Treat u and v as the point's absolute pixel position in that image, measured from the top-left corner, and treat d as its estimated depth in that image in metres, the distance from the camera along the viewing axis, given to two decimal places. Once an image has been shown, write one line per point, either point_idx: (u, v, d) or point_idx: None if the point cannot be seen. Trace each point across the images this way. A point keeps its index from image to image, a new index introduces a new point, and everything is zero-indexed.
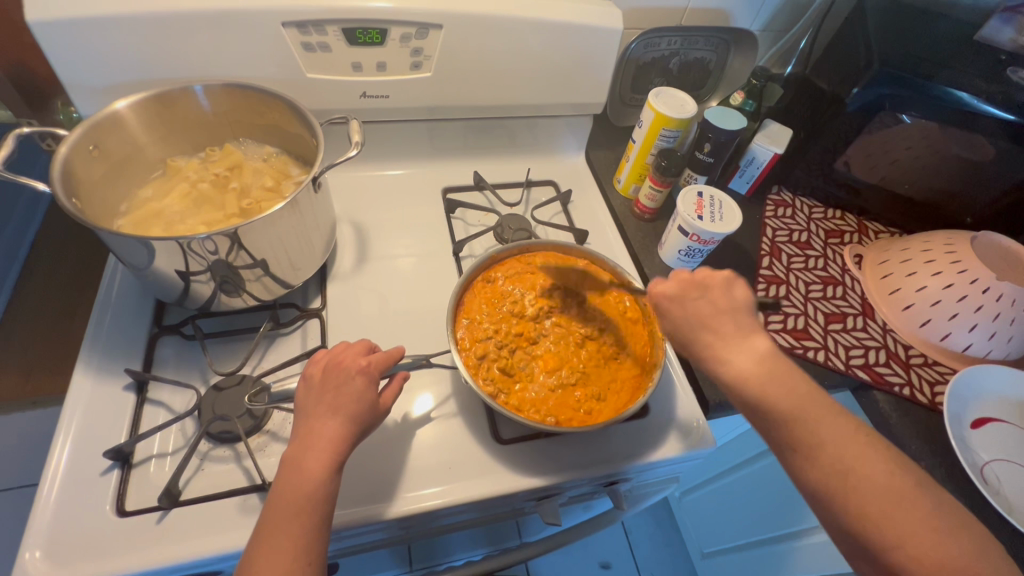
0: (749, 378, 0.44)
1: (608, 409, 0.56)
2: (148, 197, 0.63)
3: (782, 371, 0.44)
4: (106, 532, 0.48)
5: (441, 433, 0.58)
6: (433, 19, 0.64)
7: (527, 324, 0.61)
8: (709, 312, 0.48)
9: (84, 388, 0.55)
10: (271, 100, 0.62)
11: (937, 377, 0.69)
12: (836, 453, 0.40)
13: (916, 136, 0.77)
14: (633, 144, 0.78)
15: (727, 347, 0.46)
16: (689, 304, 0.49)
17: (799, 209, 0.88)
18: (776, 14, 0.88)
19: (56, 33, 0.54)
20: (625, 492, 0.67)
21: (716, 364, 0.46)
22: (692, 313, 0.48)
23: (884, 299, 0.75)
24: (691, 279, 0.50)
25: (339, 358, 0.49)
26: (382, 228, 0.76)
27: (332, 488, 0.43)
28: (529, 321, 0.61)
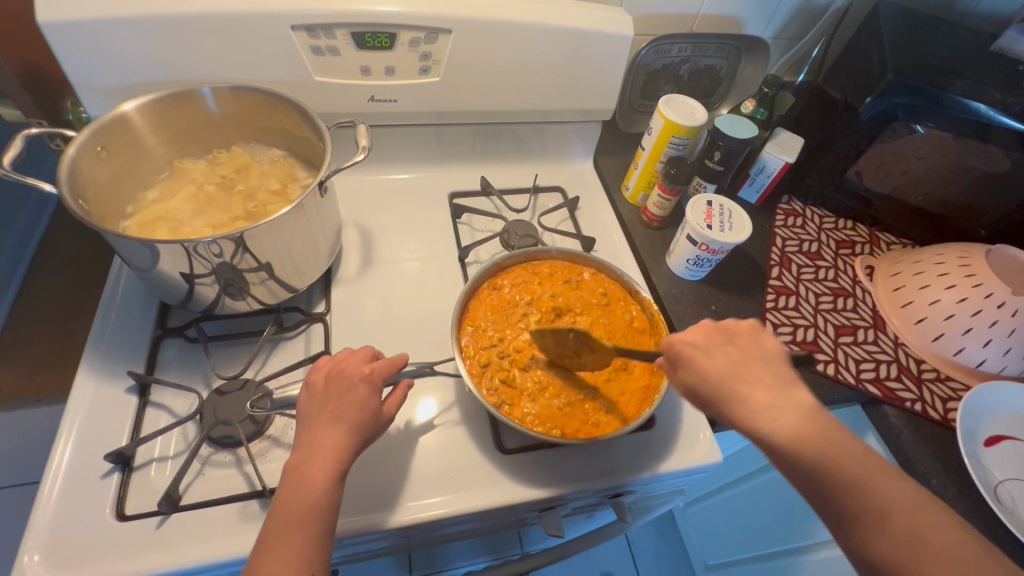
0: (792, 439, 0.40)
1: (615, 421, 0.55)
2: (155, 198, 0.63)
3: (820, 423, 0.41)
4: (105, 537, 0.47)
5: (444, 441, 0.57)
6: (443, 24, 0.64)
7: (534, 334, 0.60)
8: (739, 360, 0.45)
9: (86, 390, 0.55)
10: (279, 103, 0.62)
11: (950, 393, 0.68)
12: (882, 512, 0.38)
13: (930, 147, 0.75)
14: (642, 151, 0.77)
15: (764, 400, 0.42)
16: (718, 355, 0.46)
17: (810, 219, 0.87)
18: (788, 22, 0.87)
19: (65, 35, 0.54)
20: (629, 504, 0.66)
21: (753, 422, 0.42)
22: (721, 363, 0.45)
23: (896, 312, 0.74)
24: (715, 326, 0.48)
25: (342, 365, 0.48)
26: (388, 232, 0.75)
27: (335, 498, 0.43)
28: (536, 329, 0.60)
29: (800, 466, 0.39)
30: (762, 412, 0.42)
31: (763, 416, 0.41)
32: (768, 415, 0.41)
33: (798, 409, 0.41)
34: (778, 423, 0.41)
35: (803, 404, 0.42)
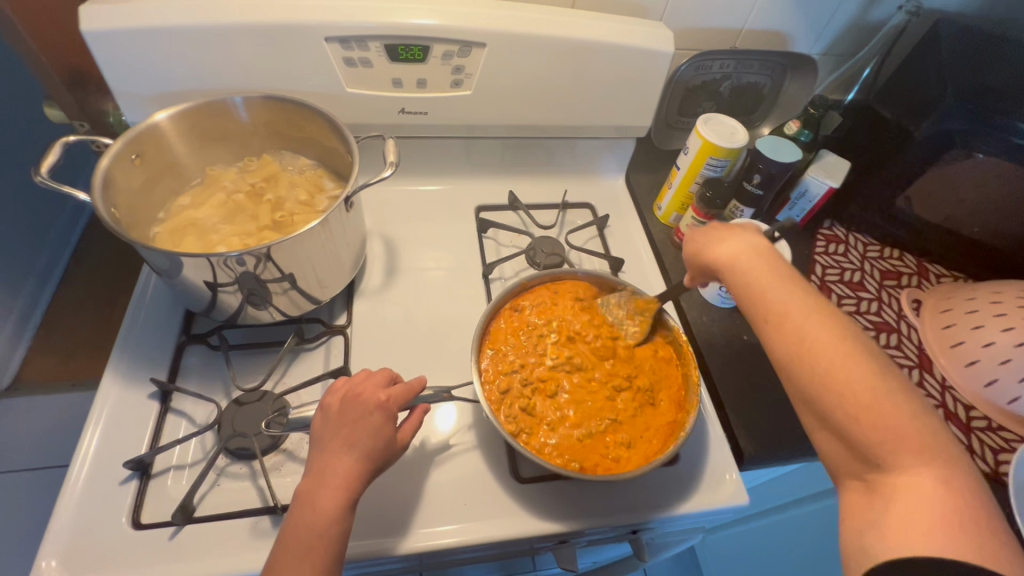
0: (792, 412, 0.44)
1: (637, 457, 0.53)
2: (185, 205, 0.64)
3: (762, 258, 0.48)
4: (120, 545, 0.47)
5: (458, 463, 0.56)
6: (477, 38, 0.62)
7: (557, 363, 0.58)
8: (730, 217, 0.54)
9: (110, 394, 0.55)
10: (309, 113, 0.61)
11: (1001, 444, 0.63)
12: None
13: (989, 177, 0.70)
14: (677, 171, 0.75)
15: (725, 233, 0.51)
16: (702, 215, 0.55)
17: (853, 246, 0.82)
18: (839, 39, 0.83)
19: (108, 45, 0.55)
20: (648, 540, 0.63)
21: None
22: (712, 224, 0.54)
23: (944, 352, 0.69)
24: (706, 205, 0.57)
25: (358, 390, 0.48)
26: (413, 243, 0.75)
27: (345, 526, 0.42)
28: (556, 356, 0.58)
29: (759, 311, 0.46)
30: (711, 246, 0.50)
31: (713, 246, 0.51)
32: (717, 245, 0.50)
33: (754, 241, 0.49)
34: (720, 252, 0.49)
35: (758, 242, 0.49)
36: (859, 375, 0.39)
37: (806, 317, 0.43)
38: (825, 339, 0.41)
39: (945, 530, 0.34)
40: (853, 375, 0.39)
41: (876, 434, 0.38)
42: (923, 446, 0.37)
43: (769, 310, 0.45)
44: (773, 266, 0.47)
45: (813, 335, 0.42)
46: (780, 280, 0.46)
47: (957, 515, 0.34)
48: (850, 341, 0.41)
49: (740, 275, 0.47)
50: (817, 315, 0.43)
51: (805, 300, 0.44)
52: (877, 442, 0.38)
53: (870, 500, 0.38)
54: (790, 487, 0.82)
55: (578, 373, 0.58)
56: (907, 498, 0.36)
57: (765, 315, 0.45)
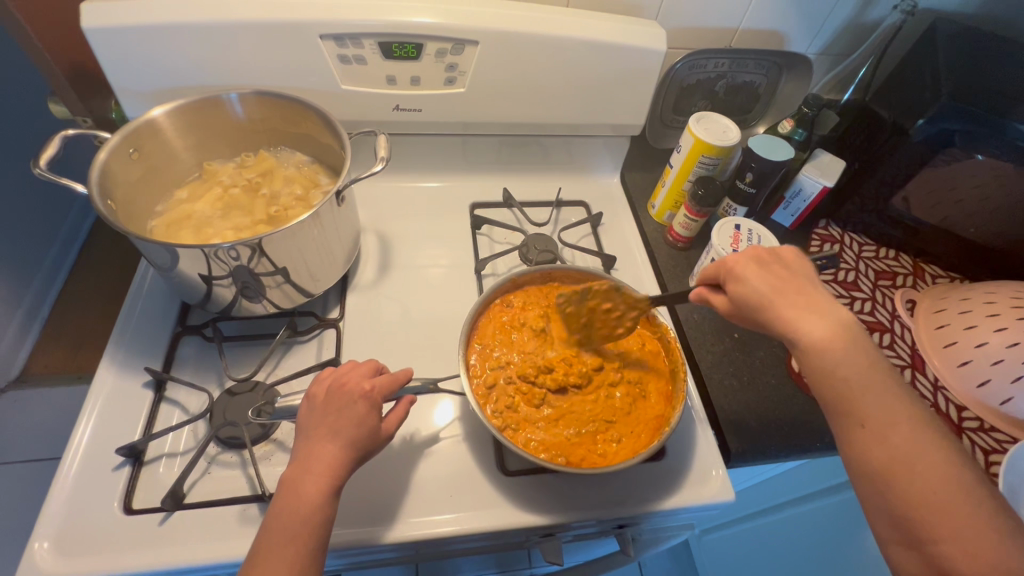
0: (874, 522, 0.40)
1: (625, 451, 0.53)
2: (183, 199, 0.65)
3: (860, 348, 0.43)
4: (111, 530, 0.48)
5: (447, 455, 0.56)
6: (469, 36, 0.63)
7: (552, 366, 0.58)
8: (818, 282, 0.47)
9: (106, 383, 0.57)
10: (304, 110, 0.63)
11: (993, 445, 0.62)
12: None
13: (987, 177, 0.70)
14: (670, 169, 0.75)
15: (813, 304, 0.45)
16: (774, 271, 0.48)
17: (848, 246, 0.82)
18: (835, 39, 0.83)
19: (107, 41, 0.57)
20: (635, 536, 0.63)
21: None
22: (792, 281, 0.47)
23: (937, 352, 0.69)
24: (764, 248, 0.50)
25: (343, 380, 0.48)
26: (406, 239, 0.75)
27: (330, 512, 0.43)
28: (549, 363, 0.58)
29: (845, 411, 0.41)
30: (796, 320, 0.44)
31: (805, 319, 0.44)
32: (809, 321, 0.44)
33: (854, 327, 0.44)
34: (812, 333, 0.43)
35: (842, 321, 0.44)
36: (967, 507, 0.37)
37: (909, 429, 0.40)
38: (930, 459, 0.38)
39: None
40: (959, 507, 0.37)
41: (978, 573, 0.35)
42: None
43: (869, 418, 0.40)
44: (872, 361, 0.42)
45: (917, 453, 0.39)
46: (875, 380, 0.41)
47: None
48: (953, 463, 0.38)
49: (838, 366, 0.42)
50: (915, 426, 0.40)
51: (906, 407, 0.40)
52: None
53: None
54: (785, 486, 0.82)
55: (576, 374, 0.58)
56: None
57: (859, 417, 0.41)
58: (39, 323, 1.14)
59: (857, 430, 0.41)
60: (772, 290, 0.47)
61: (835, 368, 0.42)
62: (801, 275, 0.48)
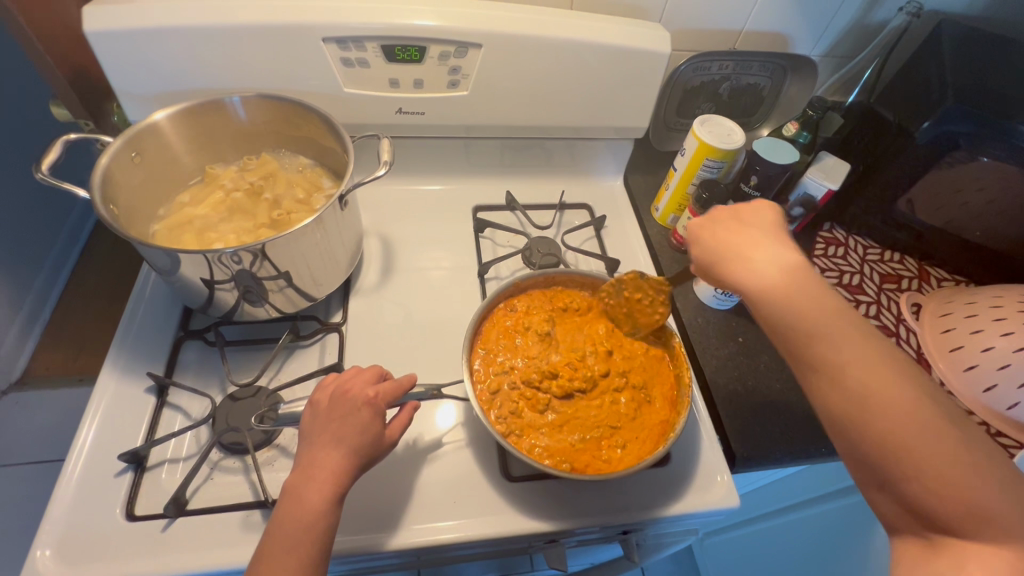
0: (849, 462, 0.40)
1: (630, 458, 0.53)
2: (185, 203, 0.65)
3: (816, 297, 0.41)
4: (113, 536, 0.48)
5: (451, 461, 0.56)
6: (472, 39, 0.63)
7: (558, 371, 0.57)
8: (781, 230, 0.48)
9: (109, 388, 0.56)
10: (306, 113, 0.62)
11: (1000, 450, 0.62)
12: None
13: (992, 180, 0.69)
14: (674, 172, 0.74)
15: (760, 254, 0.45)
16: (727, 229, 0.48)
17: (853, 249, 0.82)
18: (839, 41, 0.83)
19: (109, 45, 0.56)
20: (639, 542, 0.63)
21: None
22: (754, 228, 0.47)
23: (943, 356, 0.68)
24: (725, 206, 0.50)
25: (346, 386, 0.48)
26: (409, 242, 0.75)
27: (333, 519, 0.43)
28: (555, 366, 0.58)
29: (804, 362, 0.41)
30: (744, 275, 0.45)
31: (756, 261, 0.45)
32: (762, 263, 0.44)
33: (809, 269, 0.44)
34: (758, 286, 0.43)
35: (793, 271, 0.43)
36: (943, 441, 0.35)
37: (868, 368, 0.38)
38: (902, 397, 0.37)
39: None
40: None
41: (952, 505, 0.35)
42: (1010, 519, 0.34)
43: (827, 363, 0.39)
44: (830, 302, 0.41)
45: (890, 392, 0.37)
46: (829, 324, 0.40)
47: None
48: (927, 399, 0.37)
49: (795, 309, 0.41)
50: (873, 365, 0.38)
51: None
52: (956, 514, 0.34)
53: (931, 558, 0.35)
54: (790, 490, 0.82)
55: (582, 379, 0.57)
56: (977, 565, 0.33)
57: (824, 362, 0.39)
58: (41, 326, 1.14)
59: (822, 375, 0.39)
60: (728, 234, 0.48)
61: (790, 312, 0.41)
62: (764, 222, 0.48)
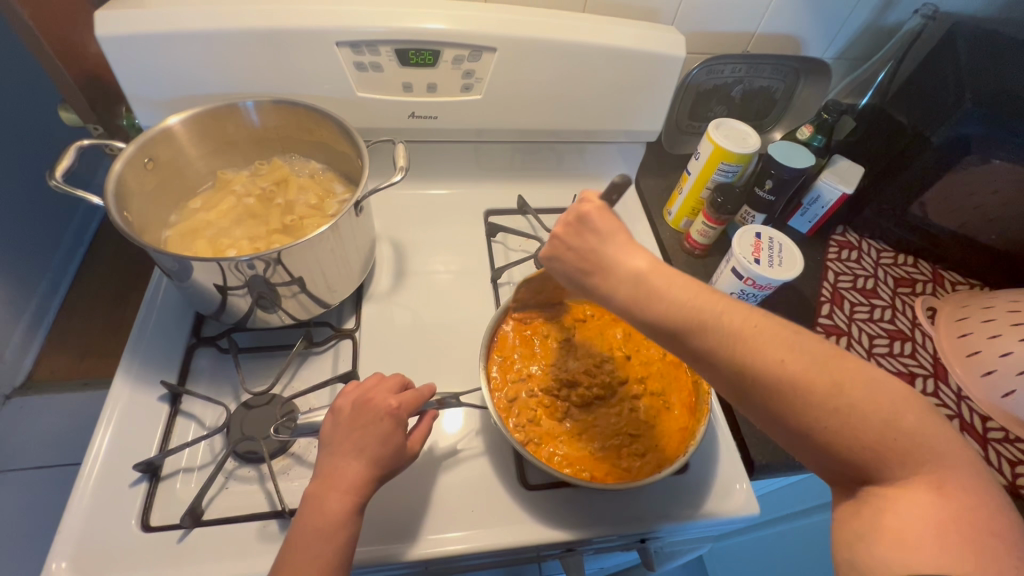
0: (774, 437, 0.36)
1: (650, 467, 0.52)
2: (197, 209, 0.64)
3: (681, 292, 0.37)
4: (129, 547, 0.48)
5: (466, 469, 0.56)
6: (487, 43, 0.62)
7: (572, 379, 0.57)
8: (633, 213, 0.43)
9: (122, 395, 0.56)
10: (320, 117, 0.62)
11: (1019, 456, 0.62)
12: None
13: (1007, 183, 0.69)
14: (688, 176, 0.74)
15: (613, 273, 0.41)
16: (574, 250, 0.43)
17: (866, 252, 0.81)
18: (852, 43, 0.82)
19: (123, 49, 0.56)
20: (656, 549, 0.62)
21: None
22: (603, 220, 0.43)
23: (959, 361, 0.68)
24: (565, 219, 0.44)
25: (368, 395, 0.48)
26: (421, 247, 0.74)
27: (354, 530, 0.42)
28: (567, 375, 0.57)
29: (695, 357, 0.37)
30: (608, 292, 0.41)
31: (628, 254, 0.41)
32: (626, 258, 0.41)
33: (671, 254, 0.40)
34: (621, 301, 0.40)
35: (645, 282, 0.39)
36: (844, 389, 0.33)
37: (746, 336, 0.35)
38: (794, 357, 0.34)
39: (937, 536, 0.30)
40: None
41: (866, 452, 0.32)
42: (920, 451, 0.32)
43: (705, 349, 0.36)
44: (694, 284, 0.38)
45: (781, 355, 0.34)
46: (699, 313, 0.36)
47: (957, 521, 0.30)
48: (814, 356, 0.34)
49: (664, 299, 0.38)
50: (749, 332, 0.35)
51: None
52: (868, 459, 0.32)
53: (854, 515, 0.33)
54: (806, 495, 0.81)
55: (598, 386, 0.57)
56: (905, 507, 0.31)
57: (709, 343, 0.36)
58: (45, 329, 1.12)
59: (708, 355, 0.36)
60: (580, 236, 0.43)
61: (665, 303, 0.37)
62: (601, 211, 0.43)
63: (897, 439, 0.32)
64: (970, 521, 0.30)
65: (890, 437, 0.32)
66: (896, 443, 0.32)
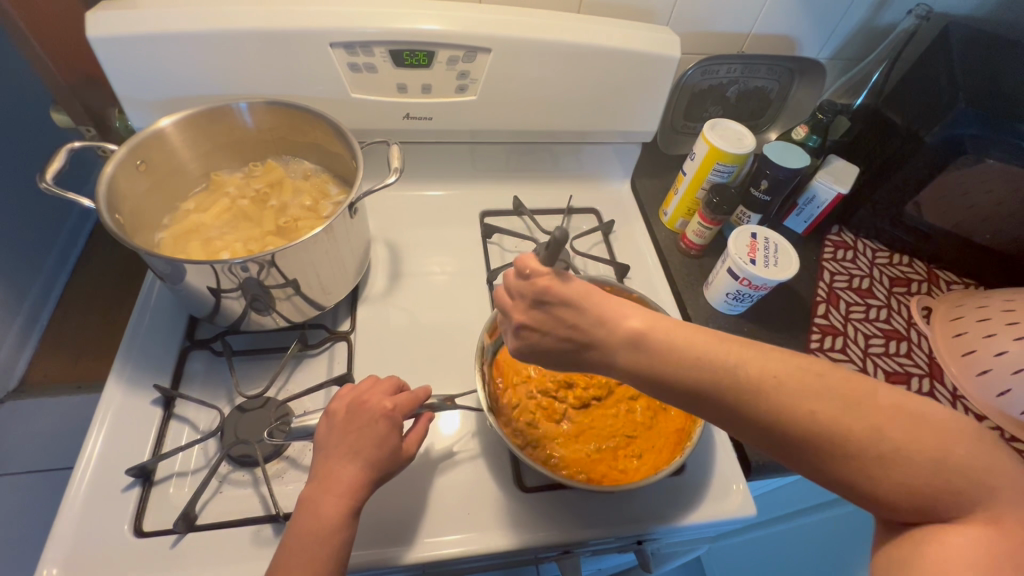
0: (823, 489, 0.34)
1: (646, 468, 0.52)
2: (190, 211, 0.64)
3: (681, 347, 0.36)
4: (122, 553, 0.47)
5: (462, 471, 0.55)
6: (482, 43, 0.62)
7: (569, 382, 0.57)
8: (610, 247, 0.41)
9: (114, 399, 0.55)
10: (314, 119, 0.61)
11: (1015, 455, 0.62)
12: None
13: (1000, 182, 0.69)
14: (683, 176, 0.74)
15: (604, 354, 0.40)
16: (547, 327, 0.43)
17: (862, 252, 0.81)
18: (846, 43, 0.82)
19: (115, 49, 0.55)
20: (653, 550, 0.62)
21: None
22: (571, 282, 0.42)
23: (955, 360, 0.68)
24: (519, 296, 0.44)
25: (363, 397, 0.47)
26: (416, 248, 0.74)
27: (349, 534, 0.42)
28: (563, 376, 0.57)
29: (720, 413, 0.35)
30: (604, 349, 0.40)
31: (622, 311, 0.40)
32: (619, 318, 0.39)
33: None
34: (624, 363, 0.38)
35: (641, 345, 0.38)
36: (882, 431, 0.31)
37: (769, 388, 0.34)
38: (822, 404, 0.33)
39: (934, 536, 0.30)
40: None
41: (913, 492, 0.31)
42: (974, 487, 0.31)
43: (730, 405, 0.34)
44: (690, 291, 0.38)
45: (809, 404, 0.33)
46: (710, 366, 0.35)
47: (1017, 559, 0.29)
48: (806, 365, 0.34)
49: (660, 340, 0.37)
50: (770, 381, 0.34)
51: None
52: (919, 502, 0.31)
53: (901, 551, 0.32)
54: (805, 495, 0.81)
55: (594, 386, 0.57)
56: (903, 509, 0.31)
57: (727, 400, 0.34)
58: (39, 333, 1.11)
59: (731, 411, 0.34)
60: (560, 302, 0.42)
61: (673, 367, 0.36)
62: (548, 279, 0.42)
63: (946, 479, 0.31)
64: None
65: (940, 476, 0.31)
66: (946, 484, 0.31)
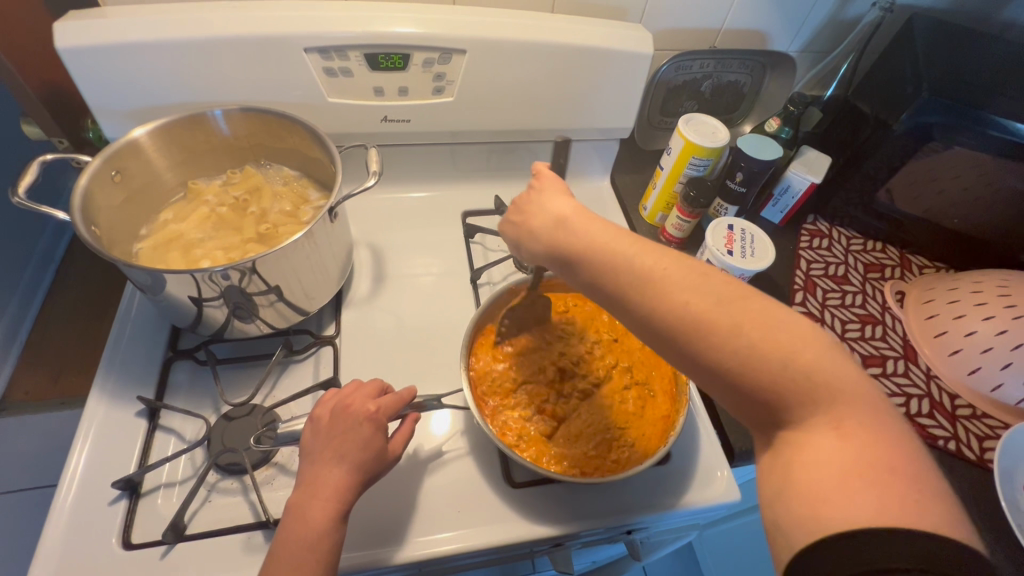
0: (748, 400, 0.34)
1: (637, 455, 0.53)
2: (168, 220, 0.63)
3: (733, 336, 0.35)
4: (111, 566, 0.47)
5: (451, 471, 0.56)
6: (457, 45, 0.63)
7: (558, 380, 0.58)
8: (592, 245, 0.42)
9: (97, 413, 0.55)
10: (291, 125, 0.61)
11: (986, 431, 0.64)
12: None
13: (965, 167, 0.71)
14: (661, 171, 0.75)
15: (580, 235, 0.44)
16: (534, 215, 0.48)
17: (836, 240, 0.83)
18: (816, 35, 0.84)
19: (84, 59, 0.55)
20: (642, 540, 0.63)
21: None
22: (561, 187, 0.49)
23: (928, 342, 0.70)
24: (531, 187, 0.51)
25: (348, 401, 0.48)
26: (399, 250, 0.74)
27: (338, 537, 0.42)
28: (550, 376, 0.58)
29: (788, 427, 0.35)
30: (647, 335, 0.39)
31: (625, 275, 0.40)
32: None
33: (628, 280, 0.39)
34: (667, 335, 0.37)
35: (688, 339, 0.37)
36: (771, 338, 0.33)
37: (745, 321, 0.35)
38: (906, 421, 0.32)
39: None
40: None
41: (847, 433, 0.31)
42: (823, 392, 0.32)
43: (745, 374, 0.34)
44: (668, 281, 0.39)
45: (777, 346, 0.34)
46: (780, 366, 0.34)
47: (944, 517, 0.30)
48: None
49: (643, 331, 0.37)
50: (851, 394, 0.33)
51: None
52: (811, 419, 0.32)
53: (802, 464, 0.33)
54: None
55: (582, 381, 0.58)
56: None
57: None
58: None
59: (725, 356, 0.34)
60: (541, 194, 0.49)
61: None
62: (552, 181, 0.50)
63: None
64: (893, 466, 0.30)
65: (793, 380, 0.33)
66: None
